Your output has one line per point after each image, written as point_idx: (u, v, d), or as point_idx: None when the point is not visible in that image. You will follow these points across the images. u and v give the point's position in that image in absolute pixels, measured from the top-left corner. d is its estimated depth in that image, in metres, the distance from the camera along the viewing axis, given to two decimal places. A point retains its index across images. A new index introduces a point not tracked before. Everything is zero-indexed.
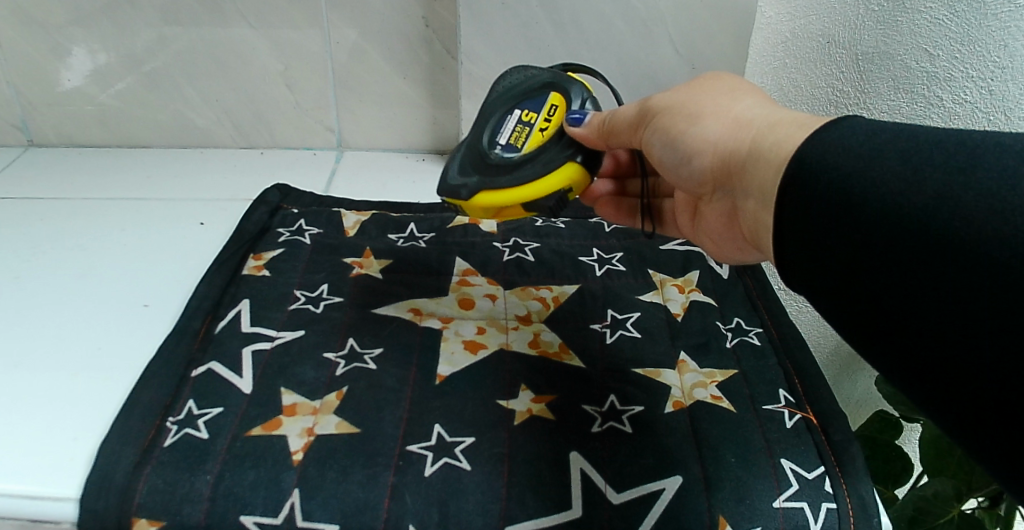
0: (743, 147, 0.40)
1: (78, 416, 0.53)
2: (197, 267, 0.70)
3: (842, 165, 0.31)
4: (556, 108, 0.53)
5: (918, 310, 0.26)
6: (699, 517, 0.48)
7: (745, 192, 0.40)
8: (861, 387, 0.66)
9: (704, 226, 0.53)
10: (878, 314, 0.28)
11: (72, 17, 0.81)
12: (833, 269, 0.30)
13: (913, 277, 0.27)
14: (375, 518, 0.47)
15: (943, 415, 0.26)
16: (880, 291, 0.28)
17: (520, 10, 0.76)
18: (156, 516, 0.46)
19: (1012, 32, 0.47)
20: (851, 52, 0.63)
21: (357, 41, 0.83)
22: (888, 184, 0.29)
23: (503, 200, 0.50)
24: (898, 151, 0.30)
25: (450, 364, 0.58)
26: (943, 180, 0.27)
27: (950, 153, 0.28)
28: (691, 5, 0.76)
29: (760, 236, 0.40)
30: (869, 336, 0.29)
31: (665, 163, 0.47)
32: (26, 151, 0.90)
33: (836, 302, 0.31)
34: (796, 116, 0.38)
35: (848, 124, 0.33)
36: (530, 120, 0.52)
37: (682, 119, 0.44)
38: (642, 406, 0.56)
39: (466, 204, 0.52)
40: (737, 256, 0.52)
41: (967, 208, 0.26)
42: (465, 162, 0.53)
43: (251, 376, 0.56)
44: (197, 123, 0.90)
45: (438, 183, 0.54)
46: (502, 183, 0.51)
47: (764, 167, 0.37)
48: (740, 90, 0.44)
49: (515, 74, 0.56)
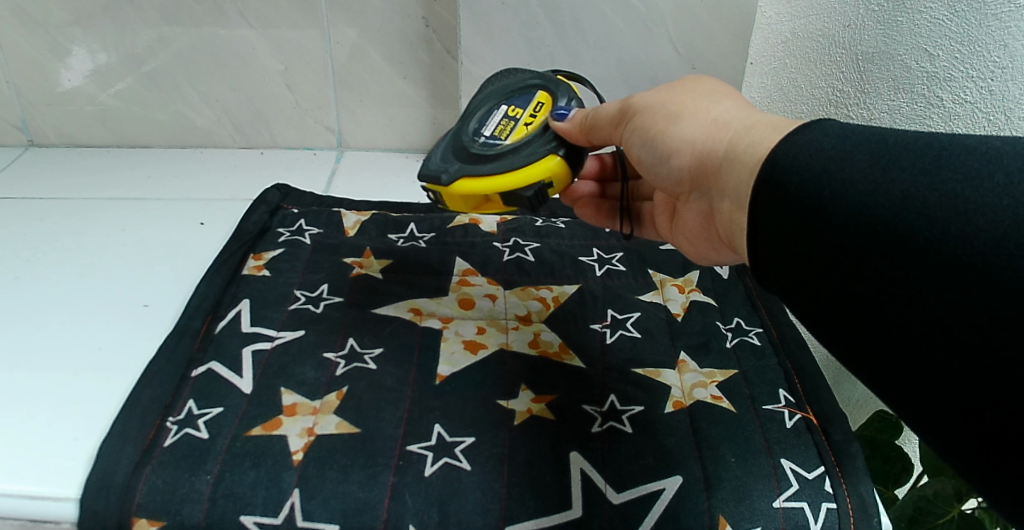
0: (719, 148, 0.40)
1: (78, 416, 0.53)
2: (197, 266, 0.70)
3: (813, 166, 0.31)
4: (541, 106, 0.53)
5: (885, 310, 0.26)
6: (699, 517, 0.48)
7: (721, 194, 0.40)
8: (861, 387, 0.66)
9: (682, 227, 0.53)
10: (849, 317, 0.28)
11: (72, 17, 0.81)
12: (805, 272, 0.30)
13: (880, 278, 0.27)
14: (375, 518, 0.47)
15: (912, 413, 0.26)
16: (850, 293, 0.28)
17: (519, 10, 0.76)
18: (156, 516, 0.46)
19: (1012, 32, 0.47)
20: (851, 52, 0.63)
21: (357, 41, 0.83)
22: (857, 184, 0.29)
23: (483, 188, 0.49)
24: (867, 152, 0.30)
25: (450, 364, 0.58)
26: (910, 182, 0.27)
27: (918, 156, 0.28)
28: (691, 5, 0.76)
29: (735, 239, 0.40)
30: (840, 338, 0.29)
31: (644, 162, 0.47)
32: (27, 150, 0.90)
33: (805, 303, 0.31)
34: (772, 119, 0.38)
35: (821, 126, 0.33)
36: (516, 115, 0.53)
37: (662, 119, 0.44)
38: (642, 406, 0.56)
39: (445, 191, 0.50)
40: (714, 257, 0.52)
41: (933, 209, 0.26)
42: (448, 151, 0.52)
43: (251, 376, 0.56)
44: (197, 123, 0.90)
45: (418, 171, 0.52)
46: (483, 170, 0.50)
47: (740, 168, 0.37)
48: (719, 93, 0.44)
49: (503, 75, 0.57)
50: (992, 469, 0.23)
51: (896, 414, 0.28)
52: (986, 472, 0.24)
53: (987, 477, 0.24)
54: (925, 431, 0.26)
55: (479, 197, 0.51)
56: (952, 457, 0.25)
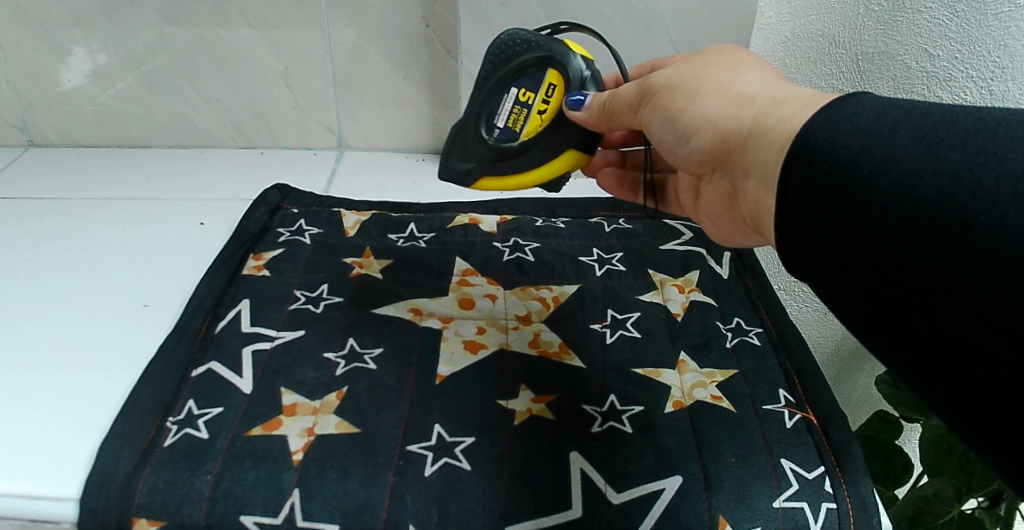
0: (744, 126, 0.39)
1: (78, 415, 0.53)
2: (197, 266, 0.70)
3: (851, 143, 0.29)
4: (553, 87, 0.51)
5: (930, 299, 0.25)
6: (699, 517, 0.48)
7: (746, 173, 0.39)
8: (861, 387, 0.66)
9: (705, 208, 0.52)
10: (884, 302, 0.27)
11: (72, 17, 0.81)
12: (838, 255, 0.29)
13: (924, 263, 0.25)
14: (375, 518, 0.47)
15: (953, 408, 0.25)
16: (890, 278, 0.27)
17: (520, 10, 0.76)
18: (156, 516, 0.46)
19: (1012, 32, 0.48)
20: (851, 52, 0.63)
21: (357, 40, 0.83)
22: (900, 163, 0.27)
23: (503, 187, 0.55)
24: (912, 128, 0.28)
25: (450, 364, 0.58)
26: (963, 160, 0.26)
27: (971, 133, 0.26)
28: (691, 5, 0.76)
29: (762, 220, 0.40)
30: (875, 324, 0.28)
31: (665, 143, 0.46)
32: (27, 150, 0.90)
33: (837, 286, 0.30)
34: (801, 94, 0.37)
35: (858, 99, 0.32)
36: (527, 101, 0.52)
37: (681, 97, 0.44)
38: (642, 406, 0.56)
39: (471, 186, 0.56)
40: (737, 239, 0.52)
41: (988, 193, 0.24)
42: (465, 143, 0.56)
43: (251, 376, 0.56)
44: (197, 123, 0.90)
45: (442, 163, 0.57)
46: (501, 172, 0.54)
47: (768, 146, 0.36)
48: (742, 66, 0.43)
49: (509, 36, 0.52)
50: None
51: (929, 403, 0.27)
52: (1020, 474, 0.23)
53: (1017, 477, 0.23)
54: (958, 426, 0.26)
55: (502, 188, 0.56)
56: (990, 453, 0.24)
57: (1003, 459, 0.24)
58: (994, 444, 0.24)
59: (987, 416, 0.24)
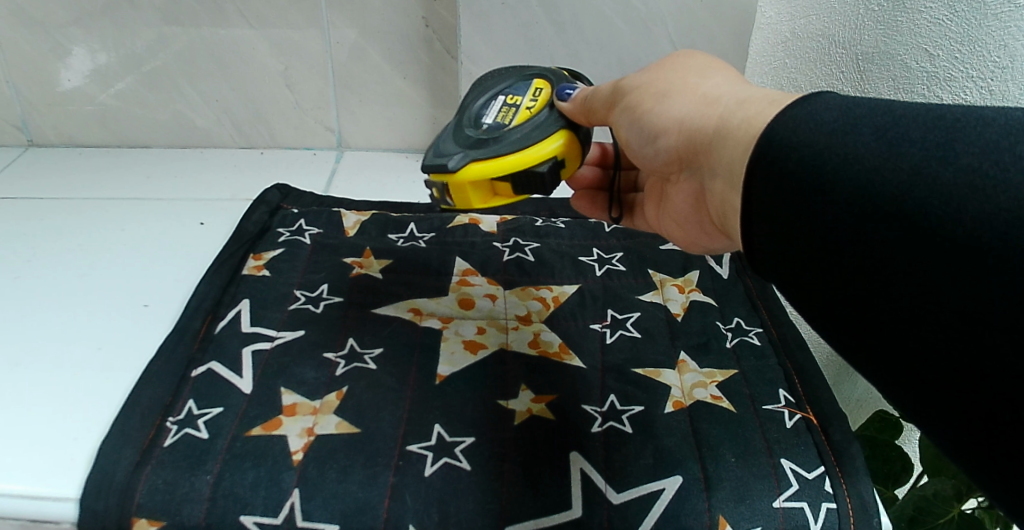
0: (709, 125, 0.39)
1: (79, 415, 0.53)
2: (198, 266, 0.70)
3: (813, 141, 0.29)
4: (540, 92, 0.53)
5: (892, 297, 0.25)
6: (699, 517, 0.48)
7: (713, 173, 0.39)
8: (861, 387, 0.66)
9: (670, 211, 0.51)
10: (847, 302, 0.27)
11: (72, 17, 0.81)
12: (802, 255, 0.29)
13: (888, 261, 0.25)
14: (375, 518, 0.47)
15: (921, 409, 0.25)
16: (854, 278, 0.26)
17: (520, 11, 0.76)
18: (156, 516, 0.46)
19: (1012, 32, 0.47)
20: (851, 52, 0.63)
21: (357, 40, 0.83)
22: (861, 159, 0.27)
23: (494, 169, 0.47)
24: (872, 125, 0.28)
25: (450, 364, 0.58)
26: (920, 156, 0.26)
27: (930, 128, 0.26)
28: (692, 5, 0.76)
29: (728, 220, 0.39)
30: (840, 323, 0.28)
31: (637, 144, 0.46)
32: (27, 150, 0.90)
33: (801, 287, 0.29)
34: (766, 94, 0.37)
35: (821, 98, 0.32)
36: (515, 102, 0.52)
37: (651, 98, 0.44)
38: (642, 406, 0.56)
39: (456, 174, 0.48)
40: (706, 243, 0.51)
41: (947, 187, 0.24)
42: (450, 140, 0.50)
43: (251, 376, 0.56)
44: (198, 123, 0.90)
45: (423, 161, 0.50)
46: (493, 152, 0.48)
47: (733, 145, 0.36)
48: (712, 69, 0.43)
49: (493, 74, 0.57)
50: (1001, 469, 0.22)
51: (899, 404, 0.27)
52: (997, 476, 0.23)
53: (989, 476, 0.23)
54: (930, 427, 0.25)
55: (488, 185, 0.49)
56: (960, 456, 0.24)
57: (975, 463, 0.23)
58: (966, 446, 0.23)
59: (955, 411, 0.23)
